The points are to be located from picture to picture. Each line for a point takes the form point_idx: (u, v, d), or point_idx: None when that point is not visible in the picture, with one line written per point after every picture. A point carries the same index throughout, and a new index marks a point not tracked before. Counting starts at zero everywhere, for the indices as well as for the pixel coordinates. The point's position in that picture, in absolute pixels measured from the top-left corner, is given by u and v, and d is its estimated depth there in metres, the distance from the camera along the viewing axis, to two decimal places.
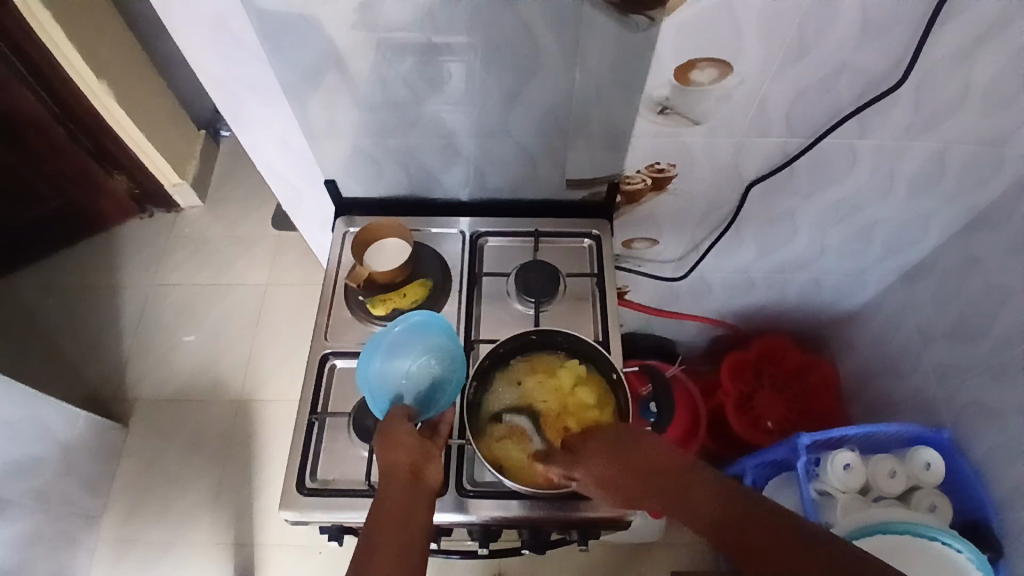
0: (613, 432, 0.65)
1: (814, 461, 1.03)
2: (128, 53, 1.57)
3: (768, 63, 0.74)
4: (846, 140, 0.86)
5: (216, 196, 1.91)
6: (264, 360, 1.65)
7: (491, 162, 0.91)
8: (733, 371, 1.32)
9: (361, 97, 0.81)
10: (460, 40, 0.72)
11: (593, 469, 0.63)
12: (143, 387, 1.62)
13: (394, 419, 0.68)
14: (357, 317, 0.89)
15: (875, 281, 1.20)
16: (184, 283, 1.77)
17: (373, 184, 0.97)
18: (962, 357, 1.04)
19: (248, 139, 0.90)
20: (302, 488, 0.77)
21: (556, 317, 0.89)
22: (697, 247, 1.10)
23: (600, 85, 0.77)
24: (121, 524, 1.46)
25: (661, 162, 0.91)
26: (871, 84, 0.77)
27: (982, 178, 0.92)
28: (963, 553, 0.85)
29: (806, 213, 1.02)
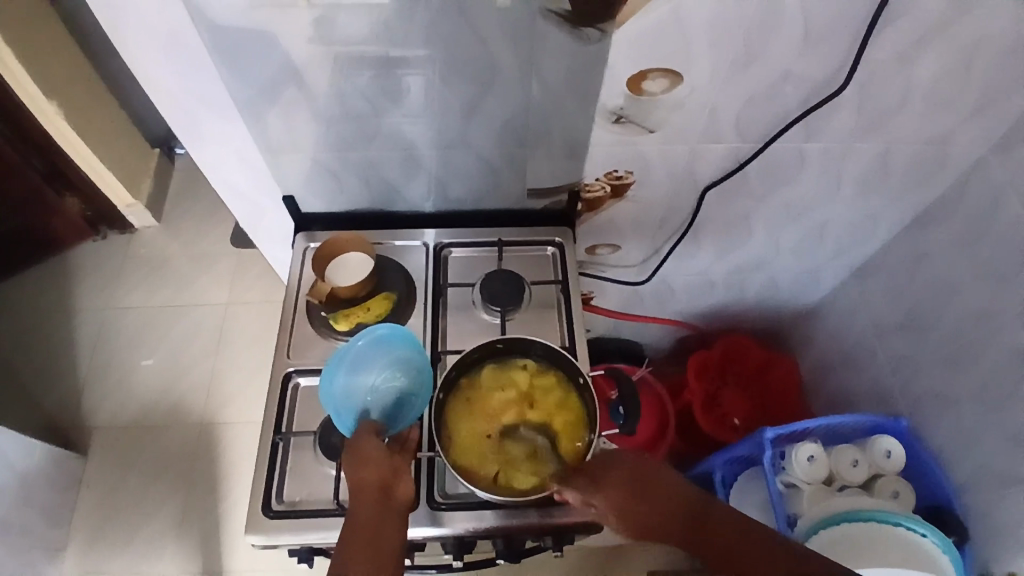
0: (641, 461, 0.71)
1: (779, 455, 1.06)
2: (79, 71, 1.53)
3: (717, 71, 0.77)
4: (794, 144, 0.90)
5: (172, 215, 1.86)
6: (228, 381, 1.60)
7: (453, 174, 0.92)
8: (698, 371, 1.35)
9: (320, 111, 0.80)
10: (418, 54, 0.73)
11: (616, 505, 0.68)
12: (101, 415, 1.55)
13: (363, 436, 0.68)
14: (320, 333, 0.88)
15: (828, 278, 1.24)
16: (141, 304, 1.72)
17: (334, 198, 0.96)
18: (913, 348, 1.09)
19: (203, 156, 0.88)
20: (268, 511, 0.75)
21: (522, 324, 0.90)
22: (658, 252, 1.12)
23: (557, 95, 0.79)
24: (79, 560, 1.39)
25: (619, 169, 0.93)
26: (815, 90, 0.81)
27: (920, 177, 0.97)
28: (927, 537, 0.88)
29: (761, 215, 1.05)
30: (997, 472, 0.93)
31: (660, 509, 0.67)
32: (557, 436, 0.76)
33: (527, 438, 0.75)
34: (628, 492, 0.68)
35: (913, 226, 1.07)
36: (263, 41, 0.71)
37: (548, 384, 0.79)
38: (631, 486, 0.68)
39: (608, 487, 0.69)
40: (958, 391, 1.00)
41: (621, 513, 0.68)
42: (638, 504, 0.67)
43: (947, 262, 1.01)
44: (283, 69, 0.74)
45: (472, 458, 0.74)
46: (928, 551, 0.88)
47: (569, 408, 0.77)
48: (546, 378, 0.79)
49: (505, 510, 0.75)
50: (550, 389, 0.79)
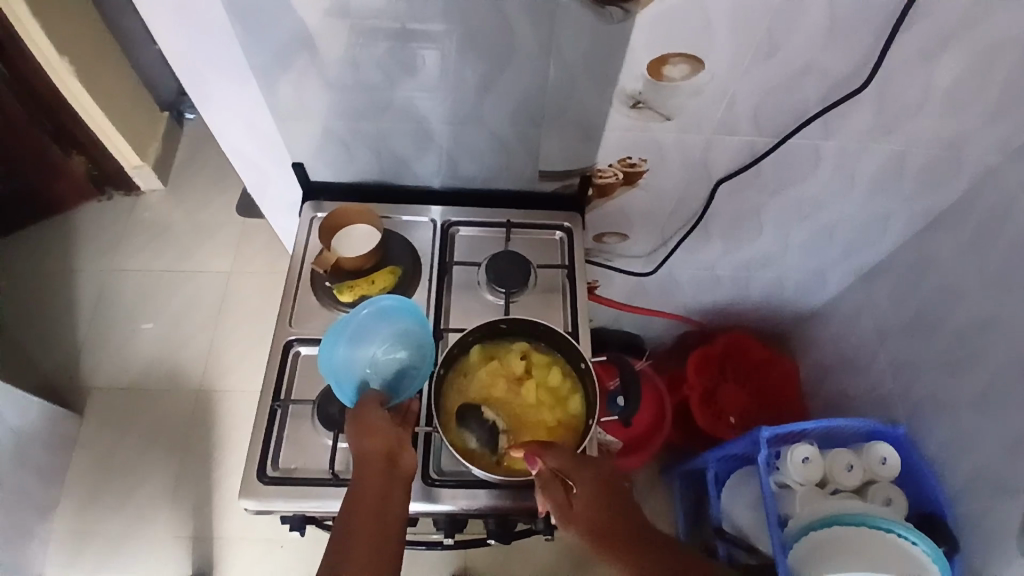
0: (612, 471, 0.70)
1: (775, 455, 1.06)
2: (91, 30, 1.51)
3: (739, 61, 0.76)
4: (811, 141, 0.89)
5: (178, 181, 1.85)
6: (226, 350, 1.61)
7: (465, 151, 0.91)
8: (698, 367, 1.34)
9: (333, 79, 0.79)
10: (436, 27, 0.72)
11: (583, 491, 0.66)
12: (99, 376, 1.56)
13: (368, 406, 0.68)
14: (323, 304, 0.87)
15: (835, 281, 1.23)
16: (144, 268, 1.71)
17: (343, 169, 0.95)
18: (916, 355, 1.08)
19: (214, 119, 0.87)
20: (263, 477, 0.75)
21: (526, 307, 0.89)
22: (666, 243, 1.12)
23: (575, 76, 0.78)
24: (72, 518, 1.40)
25: (633, 156, 0.92)
26: (836, 87, 0.80)
27: (936, 183, 0.96)
28: (918, 546, 0.87)
29: (772, 212, 1.04)
30: (992, 484, 0.93)
31: (614, 519, 0.67)
32: (553, 425, 0.75)
33: (523, 424, 0.75)
34: (595, 492, 0.67)
35: (924, 232, 1.06)
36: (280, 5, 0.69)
37: (550, 373, 0.78)
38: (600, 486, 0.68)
39: (582, 475, 0.67)
40: (958, 401, 0.99)
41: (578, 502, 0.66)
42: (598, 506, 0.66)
43: (957, 270, 1.00)
44: (298, 34, 0.73)
45: (472, 441, 0.73)
46: (918, 559, 0.87)
47: (570, 400, 0.77)
48: (549, 367, 0.79)
49: (499, 491, 0.75)
50: (552, 378, 0.78)
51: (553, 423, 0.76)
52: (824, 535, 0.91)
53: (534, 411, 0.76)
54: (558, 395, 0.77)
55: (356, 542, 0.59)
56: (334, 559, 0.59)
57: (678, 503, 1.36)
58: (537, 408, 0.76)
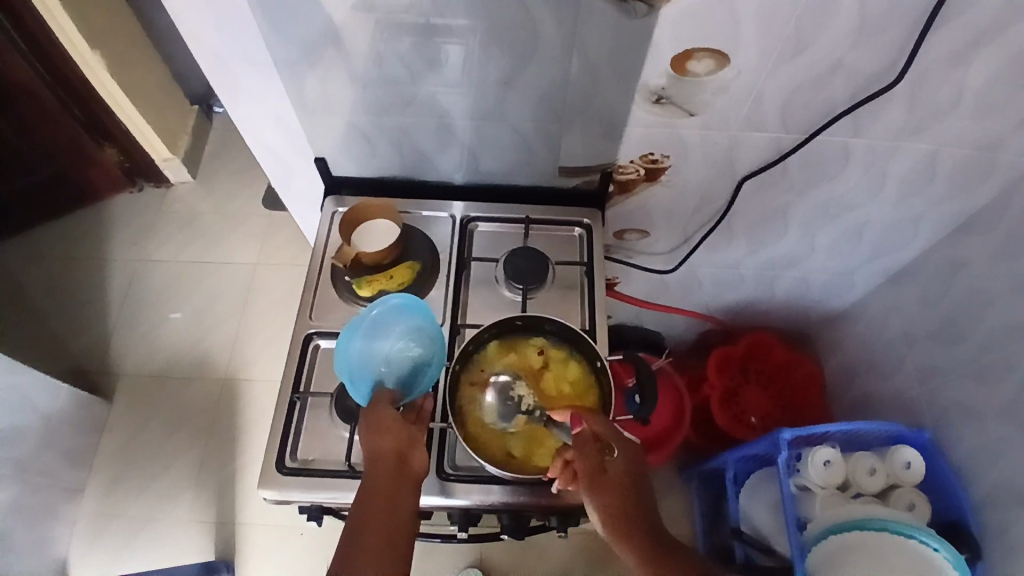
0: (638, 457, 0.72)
1: (795, 457, 1.04)
2: (123, 24, 1.54)
3: (766, 57, 0.74)
4: (840, 138, 0.86)
5: (206, 172, 1.89)
6: (250, 339, 1.64)
7: (486, 146, 0.91)
8: (719, 365, 1.33)
9: (354, 74, 0.80)
10: (459, 21, 0.71)
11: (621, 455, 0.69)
12: (128, 362, 1.60)
13: (379, 404, 0.69)
14: (343, 298, 0.88)
15: (864, 281, 1.20)
16: (172, 258, 1.75)
17: (365, 163, 0.96)
18: (947, 360, 1.05)
19: (239, 112, 0.88)
20: (281, 467, 0.76)
21: (543, 304, 0.89)
22: (688, 241, 1.10)
23: (596, 72, 0.76)
24: (102, 498, 1.45)
25: (655, 153, 0.90)
26: (868, 83, 0.77)
27: (974, 182, 0.93)
28: (940, 552, 0.84)
29: (798, 210, 1.02)
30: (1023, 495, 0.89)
31: (636, 502, 0.68)
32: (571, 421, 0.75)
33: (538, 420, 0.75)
34: (627, 471, 0.69)
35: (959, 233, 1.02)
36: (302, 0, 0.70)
37: (567, 369, 0.78)
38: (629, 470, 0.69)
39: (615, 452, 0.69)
40: (990, 408, 0.96)
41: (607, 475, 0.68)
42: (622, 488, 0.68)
43: (992, 273, 0.96)
44: (320, 28, 0.73)
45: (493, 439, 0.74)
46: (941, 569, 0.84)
47: (587, 397, 0.76)
48: (566, 363, 0.78)
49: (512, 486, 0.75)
50: (569, 374, 0.77)
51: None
52: (839, 543, 0.90)
53: (550, 406, 0.76)
54: (575, 391, 0.77)
55: (364, 544, 0.61)
56: (346, 555, 0.60)
57: (696, 502, 1.35)
58: (554, 404, 0.76)
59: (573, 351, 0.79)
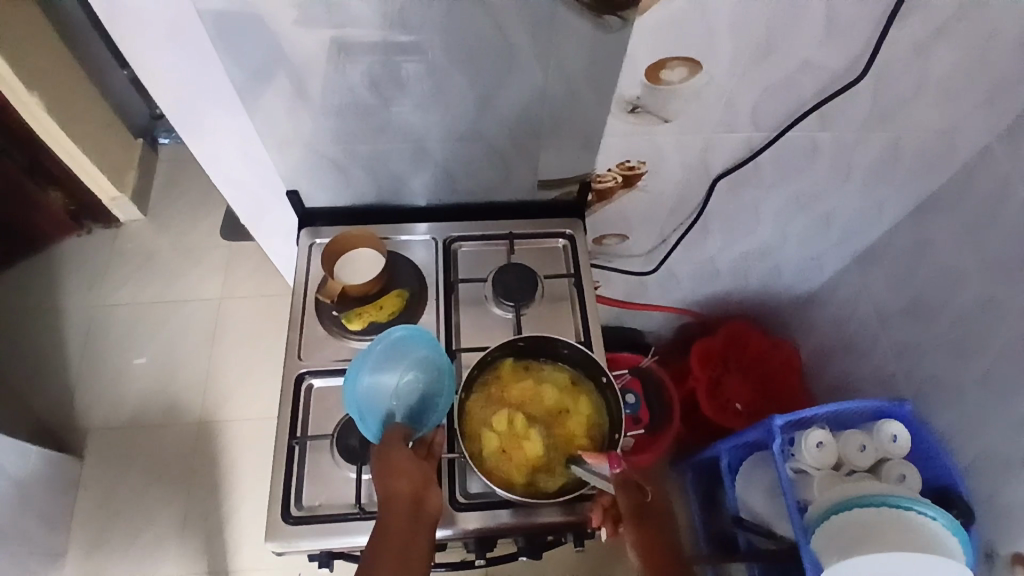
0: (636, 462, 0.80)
1: (788, 441, 1.08)
2: (58, 61, 1.46)
3: (737, 63, 0.76)
4: (808, 133, 0.89)
5: (159, 208, 1.81)
6: (224, 378, 1.57)
7: (463, 166, 0.90)
8: (701, 358, 1.36)
9: (320, 103, 0.78)
10: (431, 42, 0.70)
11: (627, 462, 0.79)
12: (96, 416, 1.52)
13: (392, 443, 0.67)
14: (332, 333, 0.86)
15: (833, 263, 1.25)
16: (131, 301, 1.67)
17: (340, 192, 0.93)
18: (920, 332, 1.10)
19: (203, 149, 0.85)
20: (287, 517, 0.74)
21: (535, 320, 0.88)
22: (666, 241, 1.12)
23: (575, 84, 0.77)
24: (83, 563, 1.37)
25: (632, 160, 0.91)
26: (833, 80, 0.80)
27: (929, 165, 0.98)
28: (937, 520, 0.88)
29: (769, 204, 1.05)
30: (1004, 455, 0.95)
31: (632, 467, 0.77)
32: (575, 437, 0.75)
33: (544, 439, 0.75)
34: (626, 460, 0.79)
35: (918, 211, 1.08)
36: (261, 19, 0.66)
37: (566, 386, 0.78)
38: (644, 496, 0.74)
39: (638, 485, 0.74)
40: (963, 376, 1.02)
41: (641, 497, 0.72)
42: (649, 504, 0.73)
43: (954, 247, 1.02)
44: (280, 50, 0.70)
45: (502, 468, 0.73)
46: (939, 532, 0.88)
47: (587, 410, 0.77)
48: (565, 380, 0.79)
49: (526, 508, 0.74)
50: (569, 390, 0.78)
51: (575, 435, 0.76)
52: (847, 522, 0.92)
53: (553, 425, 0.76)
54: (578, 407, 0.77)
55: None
56: None
57: (690, 491, 1.36)
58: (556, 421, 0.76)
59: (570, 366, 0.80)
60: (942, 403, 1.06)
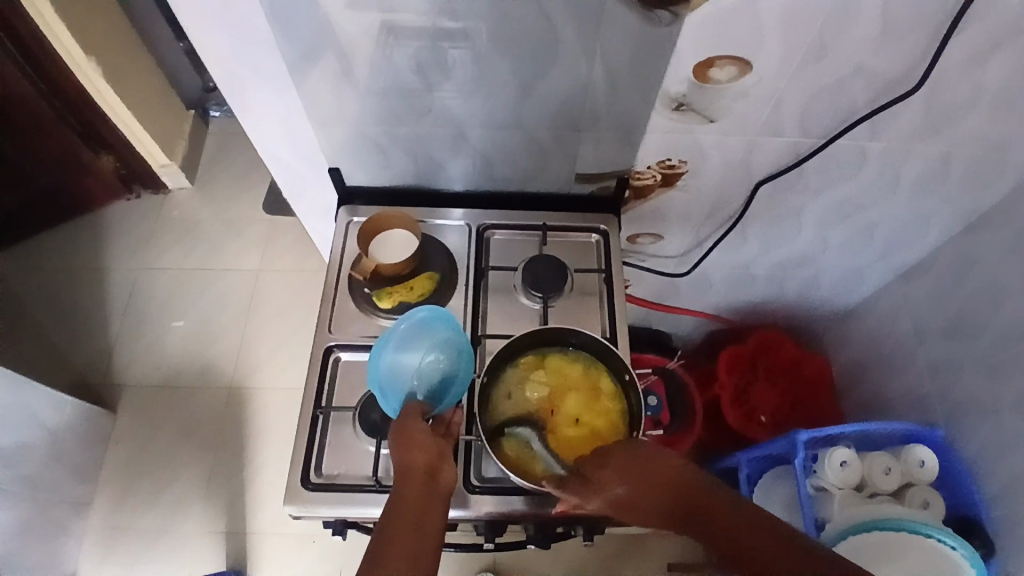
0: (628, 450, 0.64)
1: (811, 457, 1.05)
2: (117, 30, 1.52)
3: (786, 64, 0.74)
4: (856, 142, 0.87)
5: (205, 178, 1.87)
6: (255, 346, 1.62)
7: (501, 153, 0.90)
8: (729, 365, 1.34)
9: (368, 83, 0.79)
10: (476, 28, 0.71)
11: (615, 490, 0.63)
12: (133, 372, 1.58)
13: (409, 419, 0.69)
14: (362, 308, 0.87)
15: (872, 279, 1.21)
16: (173, 266, 1.73)
17: (380, 172, 0.95)
18: (959, 356, 1.07)
19: (251, 124, 0.87)
20: (306, 483, 0.76)
21: (562, 313, 0.88)
22: (701, 244, 1.10)
23: (617, 78, 0.76)
24: (111, 511, 1.43)
25: (673, 158, 0.90)
26: (884, 88, 0.78)
27: (984, 184, 0.94)
28: (958, 550, 0.86)
29: (811, 213, 1.02)
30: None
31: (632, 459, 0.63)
32: (605, 417, 0.76)
33: (580, 425, 0.75)
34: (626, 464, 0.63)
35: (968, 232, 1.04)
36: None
37: (586, 371, 0.79)
38: (629, 459, 0.63)
39: (623, 467, 0.63)
40: (1001, 406, 0.98)
41: (634, 498, 0.61)
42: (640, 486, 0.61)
43: (1002, 272, 0.98)
44: (334, 27, 0.71)
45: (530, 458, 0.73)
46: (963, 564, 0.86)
47: (609, 384, 0.78)
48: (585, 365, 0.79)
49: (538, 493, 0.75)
50: (588, 376, 0.78)
51: (598, 421, 0.75)
52: (864, 542, 0.90)
53: (580, 409, 0.76)
54: (593, 384, 0.78)
55: (394, 548, 0.59)
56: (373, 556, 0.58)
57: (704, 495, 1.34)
58: (582, 407, 0.76)
59: (576, 350, 0.80)
60: (977, 432, 1.03)
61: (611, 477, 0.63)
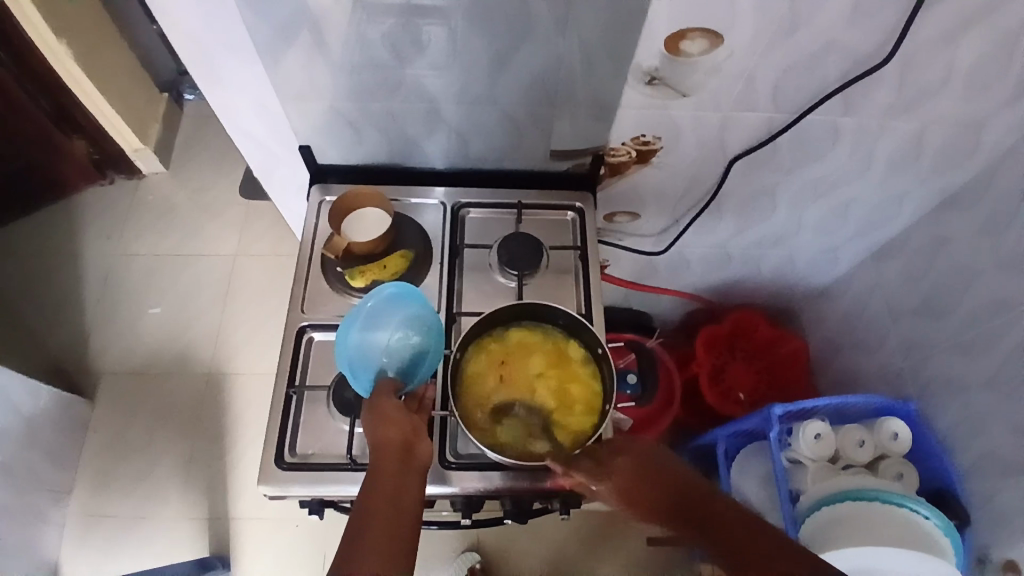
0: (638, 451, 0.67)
1: (786, 432, 1.07)
2: (88, 11, 1.47)
3: (759, 37, 0.74)
4: (830, 118, 0.87)
5: (181, 162, 1.83)
6: (234, 332, 1.60)
7: (477, 131, 0.89)
8: (708, 345, 1.35)
9: (339, 59, 0.77)
10: (447, 1, 0.69)
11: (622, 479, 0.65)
12: (110, 360, 1.56)
13: (382, 396, 0.68)
14: (336, 288, 0.86)
15: (848, 257, 1.23)
16: (149, 252, 1.70)
17: (352, 150, 0.93)
18: (931, 332, 1.08)
19: (220, 100, 0.85)
20: (281, 462, 0.75)
21: (538, 290, 0.88)
22: (678, 222, 1.10)
23: (591, 53, 0.75)
24: (89, 499, 1.42)
25: (646, 135, 0.90)
26: (857, 63, 0.78)
27: (955, 161, 0.95)
28: (930, 519, 0.88)
29: (786, 191, 1.03)
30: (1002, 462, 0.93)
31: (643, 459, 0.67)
32: (575, 382, 0.77)
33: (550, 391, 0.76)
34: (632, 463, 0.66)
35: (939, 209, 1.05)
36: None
37: (553, 339, 0.80)
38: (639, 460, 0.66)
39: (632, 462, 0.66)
40: (972, 381, 1.00)
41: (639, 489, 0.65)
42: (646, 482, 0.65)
43: (972, 247, 0.99)
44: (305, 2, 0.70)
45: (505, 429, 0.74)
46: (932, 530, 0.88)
47: (578, 349, 0.79)
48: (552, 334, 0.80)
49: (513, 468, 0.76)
50: (556, 343, 0.79)
51: (569, 387, 0.77)
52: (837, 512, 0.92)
53: (551, 377, 0.77)
54: (561, 351, 0.79)
55: (369, 523, 0.59)
56: (352, 533, 0.59)
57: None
58: (552, 374, 0.77)
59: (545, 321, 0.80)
60: (947, 405, 1.05)
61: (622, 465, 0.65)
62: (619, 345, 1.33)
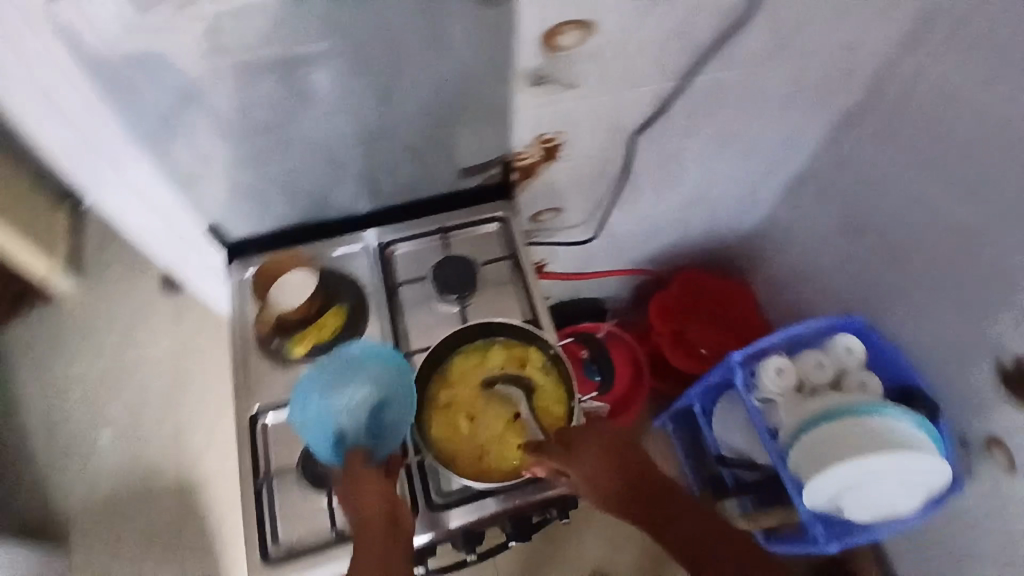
0: (605, 429, 0.72)
1: (750, 373, 1.12)
2: None
3: (625, 17, 0.76)
4: (713, 75, 0.90)
5: (95, 270, 1.74)
6: (190, 434, 1.52)
7: (380, 167, 0.88)
8: (662, 314, 1.37)
9: (229, 131, 0.75)
10: (318, 49, 0.68)
11: (585, 468, 0.69)
12: (72, 498, 1.47)
13: (355, 465, 0.66)
14: (279, 364, 0.84)
15: (766, 198, 1.28)
16: (85, 371, 1.61)
17: (261, 221, 0.91)
18: (860, 248, 1.14)
19: (113, 201, 0.83)
20: (267, 557, 0.73)
21: (482, 306, 0.88)
22: (600, 206, 1.12)
23: (469, 63, 0.75)
24: None
25: (548, 132, 0.91)
26: (726, 17, 0.81)
27: (838, 86, 1.01)
28: (908, 423, 0.91)
29: (694, 150, 1.06)
30: (952, 346, 0.99)
31: (616, 439, 0.72)
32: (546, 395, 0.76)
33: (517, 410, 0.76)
34: (604, 450, 0.70)
35: (835, 133, 1.11)
36: (144, 64, 0.64)
37: (513, 352, 0.79)
38: (608, 442, 0.71)
39: (602, 445, 0.71)
40: (913, 284, 1.04)
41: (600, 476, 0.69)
42: (607, 462, 0.70)
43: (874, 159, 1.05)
44: (172, 88, 0.67)
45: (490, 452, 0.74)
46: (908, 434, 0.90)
47: (537, 353, 0.78)
48: (511, 347, 0.79)
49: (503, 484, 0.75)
50: (517, 356, 0.78)
51: (539, 399, 0.76)
52: (812, 448, 0.95)
53: (515, 395, 0.77)
54: (522, 362, 0.78)
55: None
56: None
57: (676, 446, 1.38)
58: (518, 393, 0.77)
59: (495, 337, 0.79)
60: (895, 308, 1.09)
61: (585, 453, 0.69)
62: (574, 341, 1.32)
